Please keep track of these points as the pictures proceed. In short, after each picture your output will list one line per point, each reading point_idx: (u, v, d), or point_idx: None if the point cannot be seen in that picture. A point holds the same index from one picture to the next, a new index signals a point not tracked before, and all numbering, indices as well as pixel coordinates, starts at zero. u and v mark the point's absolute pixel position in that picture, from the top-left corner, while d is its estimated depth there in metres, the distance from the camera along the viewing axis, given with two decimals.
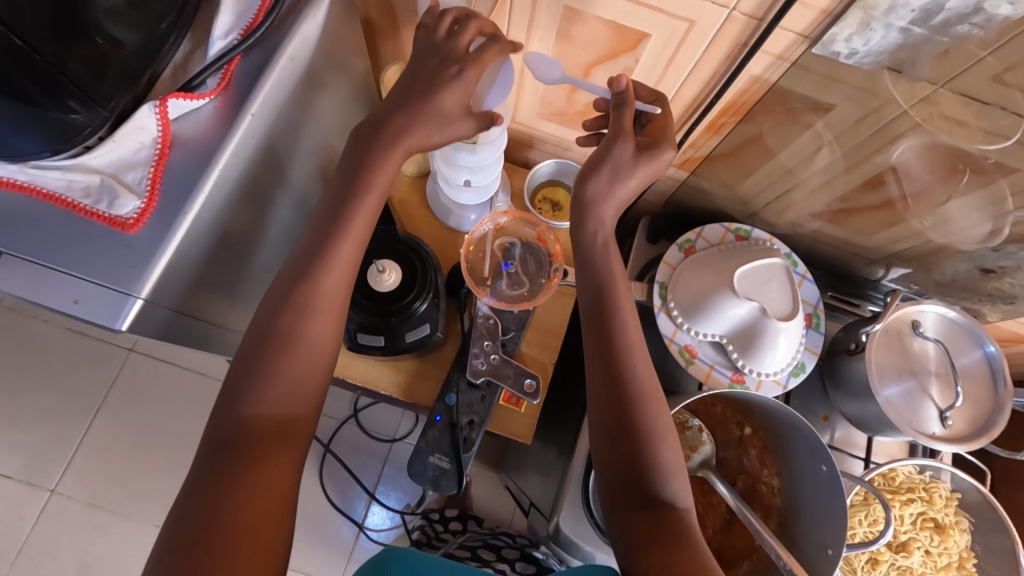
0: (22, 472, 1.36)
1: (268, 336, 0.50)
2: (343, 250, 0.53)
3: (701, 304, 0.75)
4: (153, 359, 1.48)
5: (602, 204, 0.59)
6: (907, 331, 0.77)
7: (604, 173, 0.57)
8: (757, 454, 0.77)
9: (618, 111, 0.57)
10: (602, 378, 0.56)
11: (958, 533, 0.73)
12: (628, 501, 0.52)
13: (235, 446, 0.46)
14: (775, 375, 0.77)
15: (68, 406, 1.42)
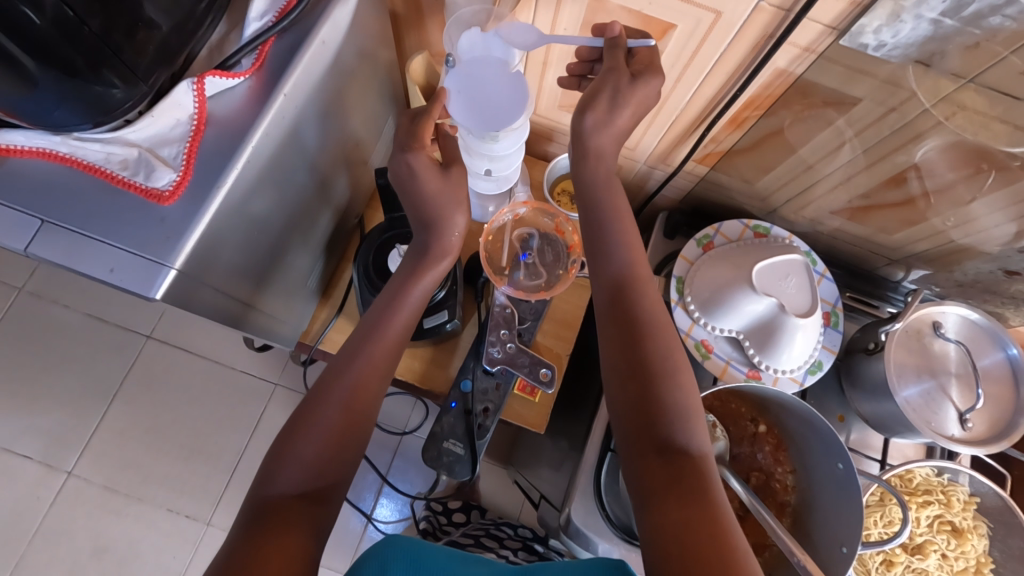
0: (41, 454, 1.39)
1: (310, 406, 0.53)
2: (382, 342, 0.57)
3: (719, 299, 0.75)
4: (171, 346, 1.51)
5: (602, 134, 0.57)
6: (927, 331, 0.76)
7: (602, 100, 0.55)
8: (771, 451, 0.77)
9: (609, 54, 0.57)
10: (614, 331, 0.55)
11: (976, 537, 0.72)
12: (642, 447, 0.51)
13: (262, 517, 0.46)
14: (791, 372, 0.76)
15: (87, 390, 1.45)
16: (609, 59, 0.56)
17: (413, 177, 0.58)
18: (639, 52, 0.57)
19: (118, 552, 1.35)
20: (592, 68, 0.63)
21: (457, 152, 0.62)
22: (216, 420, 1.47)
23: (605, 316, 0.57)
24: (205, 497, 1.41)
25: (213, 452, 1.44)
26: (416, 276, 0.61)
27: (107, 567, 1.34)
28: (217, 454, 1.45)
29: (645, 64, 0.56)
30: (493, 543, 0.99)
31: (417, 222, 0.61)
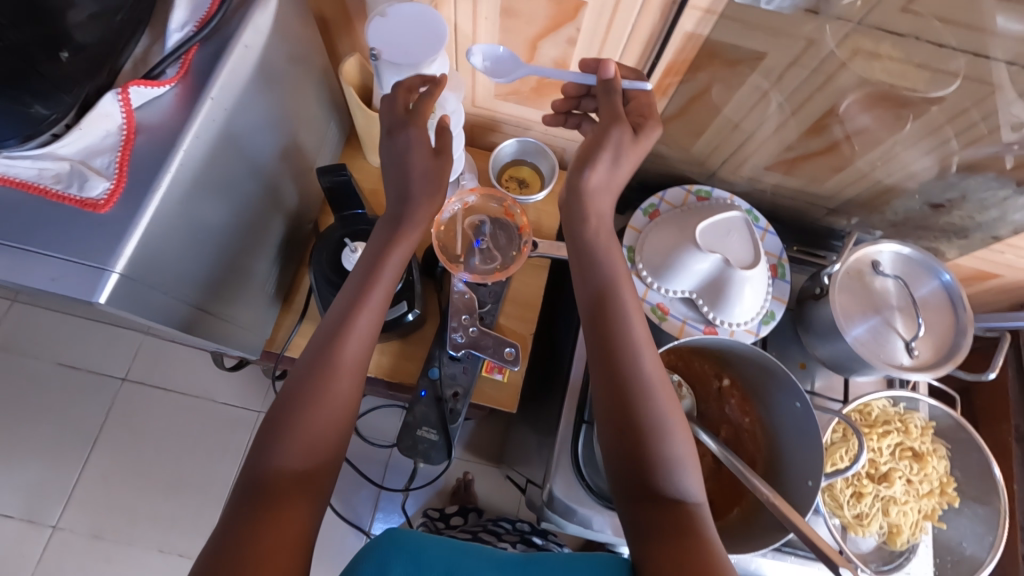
0: (23, 510, 1.36)
1: (291, 399, 0.52)
2: (363, 317, 0.56)
3: (668, 261, 0.77)
4: (148, 385, 1.50)
5: (603, 190, 0.59)
6: (867, 271, 0.80)
7: (607, 152, 0.57)
8: (737, 403, 0.80)
9: (607, 98, 0.60)
10: (607, 364, 0.55)
11: (936, 459, 0.76)
12: (639, 495, 0.52)
13: (249, 503, 0.46)
14: (745, 324, 0.79)
15: (64, 440, 1.42)
16: (608, 101, 0.59)
17: (399, 157, 0.59)
18: (637, 97, 0.62)
19: None
20: (578, 104, 0.67)
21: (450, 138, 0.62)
22: (201, 455, 1.46)
23: (593, 359, 0.56)
24: (198, 532, 1.39)
25: (202, 486, 1.43)
26: (389, 247, 0.59)
27: None
28: (205, 489, 1.43)
29: (642, 113, 0.60)
30: (493, 536, 1.00)
31: (395, 204, 0.60)
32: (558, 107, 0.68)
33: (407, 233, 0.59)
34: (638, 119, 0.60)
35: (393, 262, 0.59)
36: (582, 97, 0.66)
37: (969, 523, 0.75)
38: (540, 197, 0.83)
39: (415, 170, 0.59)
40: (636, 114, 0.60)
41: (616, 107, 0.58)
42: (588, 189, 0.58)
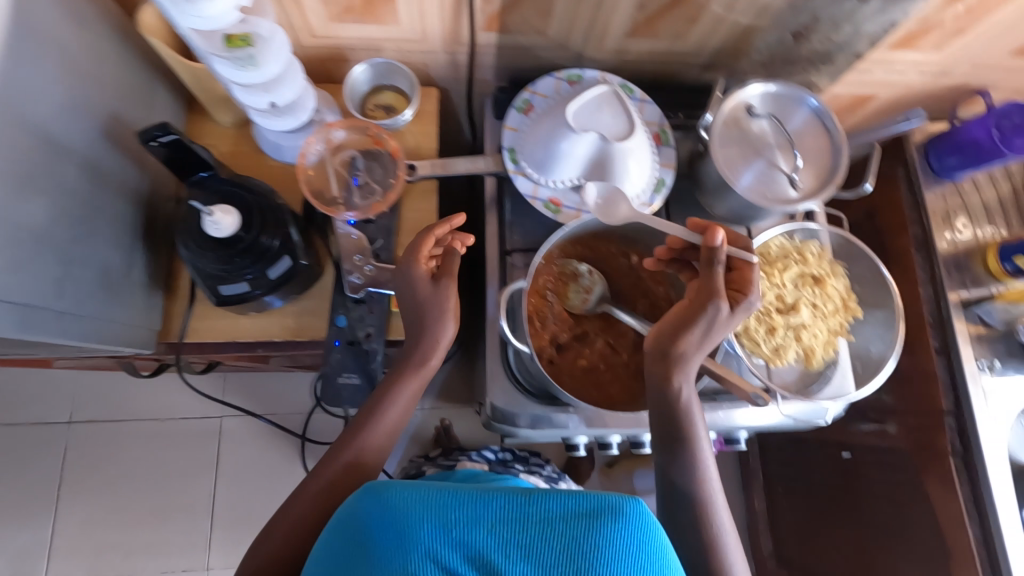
0: (11, 570, 1.40)
1: (326, 461, 0.66)
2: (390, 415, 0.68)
3: (547, 153, 0.76)
4: (106, 421, 1.51)
5: (690, 348, 0.67)
6: (744, 116, 0.80)
7: (699, 329, 0.66)
8: (649, 276, 0.82)
9: (710, 267, 0.66)
10: (675, 450, 0.67)
11: (834, 280, 0.80)
12: (673, 484, 0.67)
13: (266, 536, 0.62)
14: (638, 198, 0.79)
15: (30, 497, 1.45)
16: (710, 276, 0.65)
17: (413, 296, 0.69)
18: (741, 269, 0.69)
19: None
20: (682, 256, 0.74)
21: (450, 266, 0.70)
22: (173, 475, 1.50)
23: (653, 377, 0.69)
24: (196, 546, 1.46)
25: (188, 504, 1.48)
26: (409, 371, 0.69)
27: None
28: (186, 504, 1.48)
29: (742, 286, 0.67)
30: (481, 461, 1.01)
31: (412, 325, 0.70)
32: (662, 255, 0.75)
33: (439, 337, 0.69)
34: (733, 297, 0.67)
35: (427, 366, 0.70)
36: (685, 252, 0.74)
37: (872, 328, 0.81)
38: (407, 115, 0.77)
39: (427, 298, 0.69)
40: (738, 285, 0.68)
41: (715, 284, 0.65)
42: (679, 356, 0.67)
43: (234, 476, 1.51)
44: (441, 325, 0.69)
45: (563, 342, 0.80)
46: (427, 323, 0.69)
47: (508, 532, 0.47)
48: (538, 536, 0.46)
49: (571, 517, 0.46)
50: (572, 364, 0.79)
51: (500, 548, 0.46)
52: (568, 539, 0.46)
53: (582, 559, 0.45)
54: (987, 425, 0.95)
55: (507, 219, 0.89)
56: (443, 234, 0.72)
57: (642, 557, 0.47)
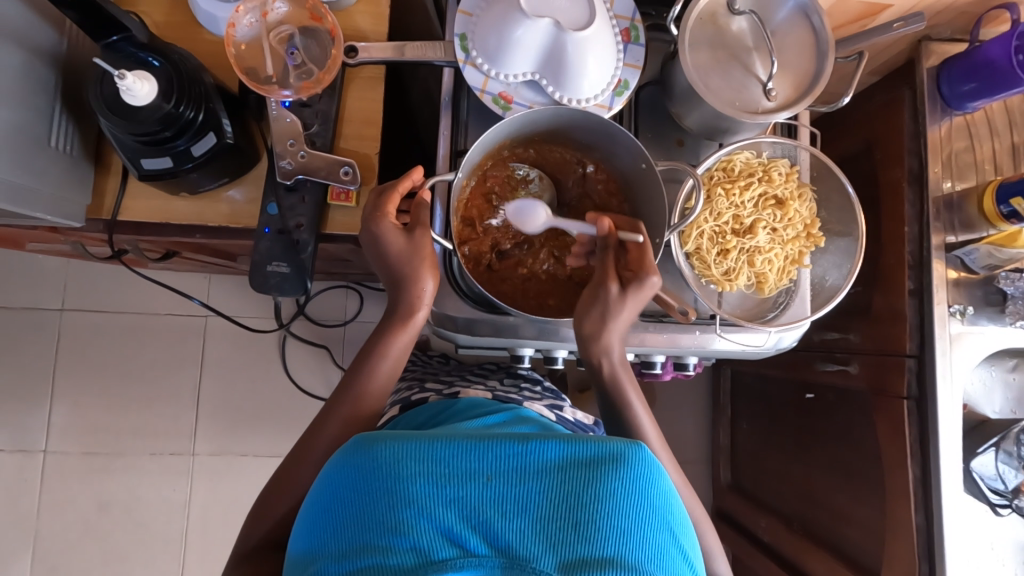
0: (12, 443, 1.50)
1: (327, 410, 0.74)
2: (381, 360, 0.74)
3: (498, 40, 0.70)
4: (91, 310, 1.55)
5: (601, 338, 0.71)
6: (722, 13, 0.72)
7: (596, 312, 0.70)
8: (603, 187, 0.77)
9: (603, 251, 0.70)
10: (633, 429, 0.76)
11: (798, 203, 0.75)
12: None
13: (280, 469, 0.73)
14: (595, 100, 0.74)
15: (27, 376, 1.52)
16: (602, 257, 0.70)
17: (394, 249, 0.69)
18: (631, 252, 0.69)
19: (123, 502, 1.51)
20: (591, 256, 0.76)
21: (424, 217, 0.71)
22: (160, 368, 1.55)
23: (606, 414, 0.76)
24: (183, 433, 1.54)
25: (172, 393, 1.55)
26: (396, 333, 0.73)
27: (118, 516, 1.51)
28: (172, 396, 1.55)
29: (636, 267, 0.69)
30: (480, 376, 1.01)
31: (391, 280, 0.72)
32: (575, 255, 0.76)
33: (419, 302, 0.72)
34: (630, 275, 0.69)
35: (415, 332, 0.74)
36: (592, 249, 0.75)
37: (832, 257, 0.78)
38: None
39: (398, 252, 0.69)
40: (631, 266, 0.69)
41: (606, 261, 0.70)
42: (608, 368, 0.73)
43: (217, 372, 1.57)
44: (415, 283, 0.71)
45: (505, 248, 0.77)
46: (403, 284, 0.71)
47: (501, 481, 0.53)
48: (529, 481, 0.53)
49: (558, 463, 0.54)
50: (510, 270, 0.77)
51: (495, 496, 0.53)
52: (555, 483, 0.53)
53: (569, 501, 0.52)
54: (948, 370, 0.92)
55: (462, 118, 0.81)
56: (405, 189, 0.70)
57: (647, 499, 0.53)
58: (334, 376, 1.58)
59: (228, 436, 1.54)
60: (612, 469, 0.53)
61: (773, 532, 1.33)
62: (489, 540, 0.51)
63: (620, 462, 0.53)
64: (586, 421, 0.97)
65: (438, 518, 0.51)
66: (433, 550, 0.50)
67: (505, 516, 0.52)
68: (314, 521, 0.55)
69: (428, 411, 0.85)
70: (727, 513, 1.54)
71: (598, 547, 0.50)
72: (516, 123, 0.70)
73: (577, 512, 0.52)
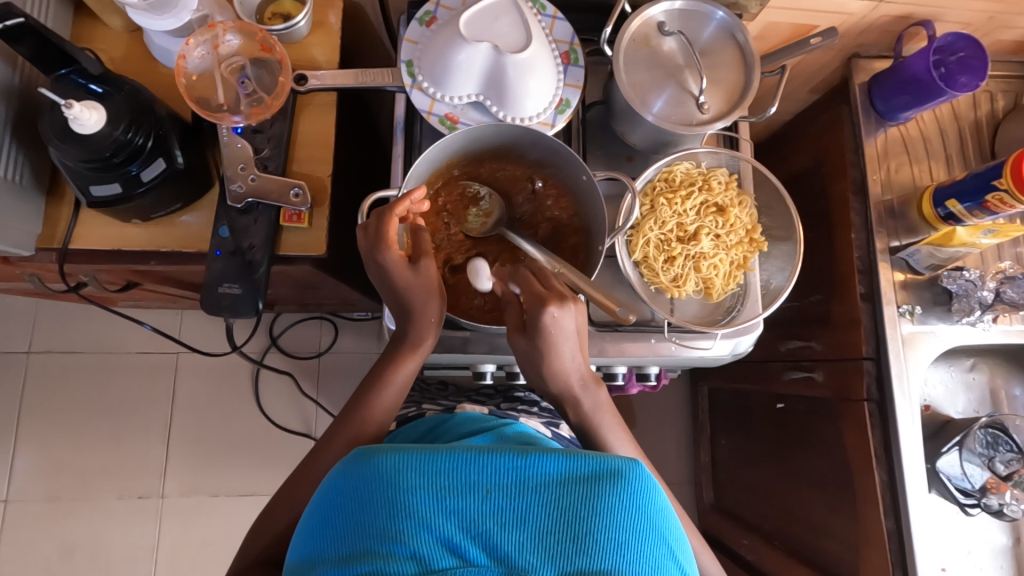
0: None
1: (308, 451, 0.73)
2: None
3: (442, 64, 0.73)
4: (59, 351, 1.53)
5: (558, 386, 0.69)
6: (655, 35, 0.76)
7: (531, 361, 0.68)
8: (554, 202, 0.79)
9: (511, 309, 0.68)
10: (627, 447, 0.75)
11: (738, 209, 0.78)
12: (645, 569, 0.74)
13: None
14: (538, 118, 0.77)
15: None
16: (510, 315, 0.67)
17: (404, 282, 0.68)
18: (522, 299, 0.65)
19: (88, 549, 1.45)
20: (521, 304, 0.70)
21: (425, 245, 0.69)
22: (129, 407, 1.52)
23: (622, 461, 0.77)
24: (151, 473, 1.49)
25: (142, 433, 1.51)
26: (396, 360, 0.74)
27: (82, 565, 1.44)
28: (142, 435, 1.51)
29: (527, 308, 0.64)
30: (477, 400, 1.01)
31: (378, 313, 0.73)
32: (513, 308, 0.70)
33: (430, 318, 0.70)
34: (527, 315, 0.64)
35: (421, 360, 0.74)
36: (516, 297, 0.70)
37: (775, 261, 0.80)
38: (302, 23, 0.77)
39: (410, 285, 0.68)
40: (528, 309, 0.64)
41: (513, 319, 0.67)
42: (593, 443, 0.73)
43: (189, 409, 1.53)
44: (424, 310, 0.70)
45: (459, 263, 0.78)
46: (411, 316, 0.70)
47: (500, 493, 0.52)
48: (528, 495, 0.52)
49: (558, 477, 0.53)
50: (465, 284, 0.78)
51: (495, 508, 0.52)
52: (553, 498, 0.52)
53: (567, 515, 0.51)
54: (904, 372, 0.93)
55: (416, 142, 0.83)
56: (403, 210, 0.66)
57: (644, 517, 0.52)
58: (309, 408, 1.56)
59: (200, 475, 1.50)
60: (611, 485, 0.52)
61: (757, 548, 1.31)
62: (488, 551, 0.51)
63: (618, 478, 0.52)
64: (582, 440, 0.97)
65: (439, 528, 0.51)
66: (434, 559, 0.50)
67: (505, 527, 0.51)
68: (316, 528, 0.55)
69: (425, 424, 0.85)
70: (713, 533, 1.52)
71: (596, 561, 0.50)
72: (458, 140, 0.72)
73: (576, 526, 0.51)
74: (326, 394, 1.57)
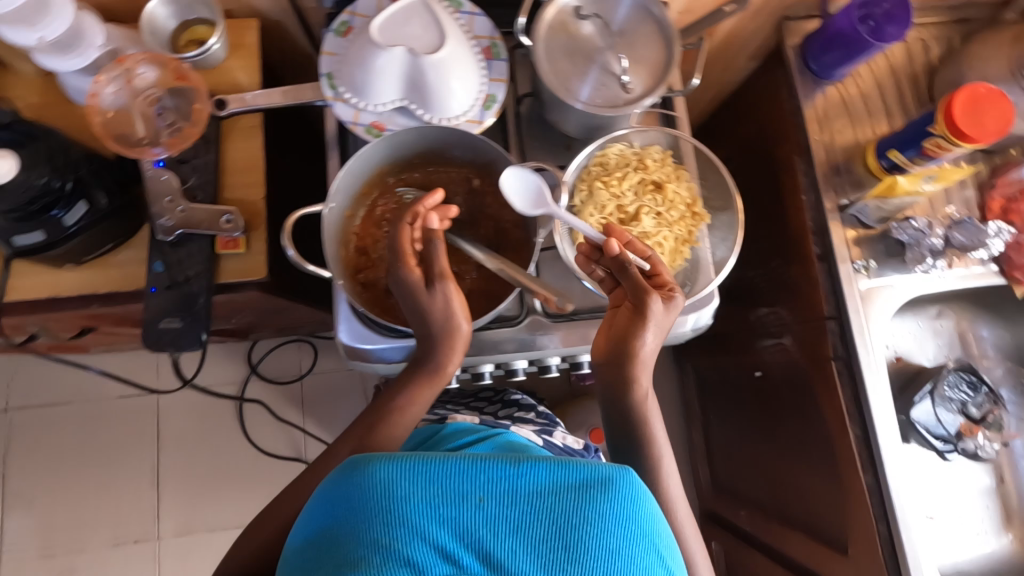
0: None
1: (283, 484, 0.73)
2: None
3: (360, 73, 0.73)
4: (35, 406, 1.51)
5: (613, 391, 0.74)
6: (571, 21, 0.76)
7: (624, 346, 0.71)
8: (493, 198, 0.79)
9: (624, 272, 0.70)
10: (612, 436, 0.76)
11: (675, 184, 0.78)
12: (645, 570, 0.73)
13: None
14: (466, 116, 0.77)
15: None
16: (629, 278, 0.69)
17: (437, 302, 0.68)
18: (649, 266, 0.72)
19: None
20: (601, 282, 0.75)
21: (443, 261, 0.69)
22: (113, 454, 1.50)
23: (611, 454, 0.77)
24: (144, 518, 1.48)
25: (129, 478, 1.50)
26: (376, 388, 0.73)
27: None
28: (129, 481, 1.50)
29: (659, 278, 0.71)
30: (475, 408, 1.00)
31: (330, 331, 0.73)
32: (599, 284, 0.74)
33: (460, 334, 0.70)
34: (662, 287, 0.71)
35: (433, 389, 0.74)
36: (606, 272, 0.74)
37: (719, 232, 0.80)
38: (215, 46, 0.76)
39: (438, 308, 0.68)
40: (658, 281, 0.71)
41: (639, 283, 0.69)
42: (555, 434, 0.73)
43: (174, 449, 1.52)
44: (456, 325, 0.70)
45: None
46: (433, 344, 0.70)
47: (494, 501, 0.52)
48: (522, 503, 0.52)
49: (550, 485, 0.52)
50: None
51: (488, 516, 0.52)
52: (547, 506, 0.52)
53: (559, 524, 0.51)
54: (866, 328, 0.93)
55: (350, 155, 0.83)
56: (421, 213, 0.69)
57: (633, 526, 0.52)
58: (295, 434, 1.55)
59: (193, 514, 1.49)
60: (602, 493, 0.52)
61: (754, 519, 1.31)
62: (482, 557, 0.51)
63: (608, 486, 0.52)
64: (576, 447, 0.95)
65: (432, 537, 0.50)
66: (425, 566, 0.50)
67: (498, 535, 0.52)
68: (308, 535, 0.54)
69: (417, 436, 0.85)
70: (714, 510, 1.52)
71: (586, 568, 0.50)
72: (382, 146, 0.72)
73: (567, 534, 0.51)
74: (312, 417, 1.56)
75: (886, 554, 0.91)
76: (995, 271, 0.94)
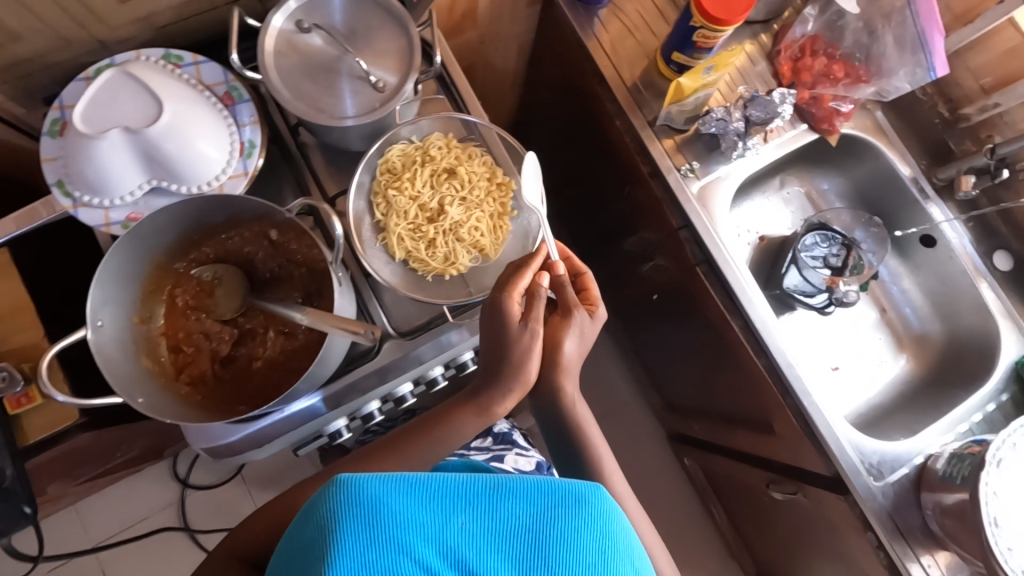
0: None
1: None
2: None
3: (89, 172, 0.65)
4: None
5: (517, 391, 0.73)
6: (297, 37, 0.70)
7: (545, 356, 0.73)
8: (295, 245, 0.72)
9: (560, 290, 0.73)
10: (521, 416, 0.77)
11: (466, 163, 0.76)
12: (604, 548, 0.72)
13: None
14: (228, 172, 0.71)
15: None
16: (562, 294, 0.73)
17: (516, 349, 0.66)
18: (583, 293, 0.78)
19: None
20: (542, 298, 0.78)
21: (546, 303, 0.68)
22: None
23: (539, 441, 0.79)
24: None
25: None
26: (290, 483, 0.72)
27: None
28: None
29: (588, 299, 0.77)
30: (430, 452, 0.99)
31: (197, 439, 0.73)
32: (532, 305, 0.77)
33: (526, 377, 0.68)
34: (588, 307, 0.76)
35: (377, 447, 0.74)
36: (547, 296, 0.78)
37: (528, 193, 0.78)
38: None
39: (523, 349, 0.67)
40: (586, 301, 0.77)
41: (566, 301, 0.72)
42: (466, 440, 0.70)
43: None
44: (523, 368, 0.67)
45: (228, 353, 0.72)
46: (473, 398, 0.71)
47: (478, 521, 0.47)
48: (507, 523, 0.47)
49: (540, 504, 0.48)
50: (244, 372, 0.72)
51: (473, 537, 0.46)
52: (534, 526, 0.47)
53: (545, 542, 0.47)
54: (712, 226, 0.95)
55: None
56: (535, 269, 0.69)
57: (612, 550, 0.49)
58: None
59: None
60: (585, 511, 0.49)
61: (707, 427, 1.35)
62: None
63: (590, 502, 0.49)
64: (528, 469, 0.92)
65: (419, 553, 0.44)
66: None
67: (483, 554, 0.46)
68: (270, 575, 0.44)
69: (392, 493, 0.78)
70: (676, 429, 1.56)
71: None
72: (139, 241, 0.65)
73: (552, 556, 0.47)
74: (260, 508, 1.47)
75: (803, 427, 0.94)
76: (806, 129, 0.98)
